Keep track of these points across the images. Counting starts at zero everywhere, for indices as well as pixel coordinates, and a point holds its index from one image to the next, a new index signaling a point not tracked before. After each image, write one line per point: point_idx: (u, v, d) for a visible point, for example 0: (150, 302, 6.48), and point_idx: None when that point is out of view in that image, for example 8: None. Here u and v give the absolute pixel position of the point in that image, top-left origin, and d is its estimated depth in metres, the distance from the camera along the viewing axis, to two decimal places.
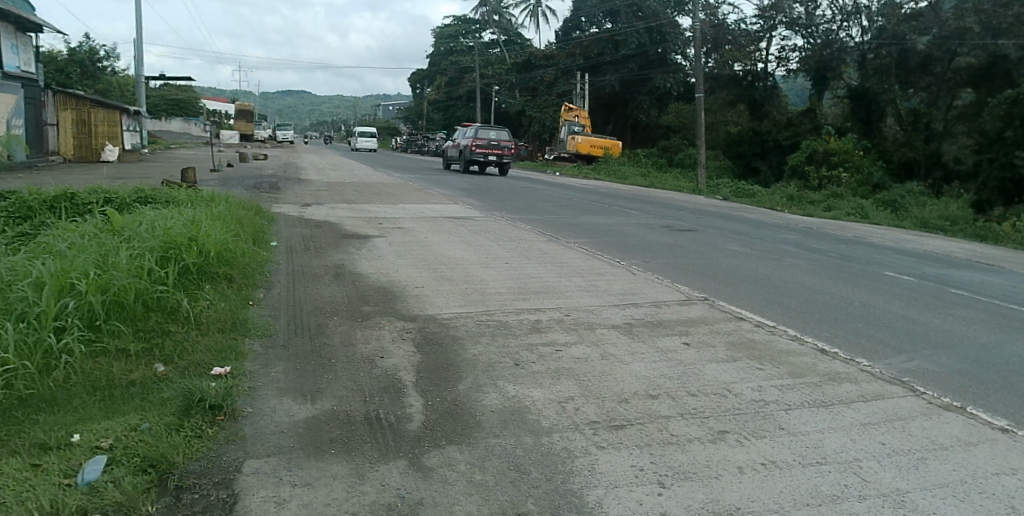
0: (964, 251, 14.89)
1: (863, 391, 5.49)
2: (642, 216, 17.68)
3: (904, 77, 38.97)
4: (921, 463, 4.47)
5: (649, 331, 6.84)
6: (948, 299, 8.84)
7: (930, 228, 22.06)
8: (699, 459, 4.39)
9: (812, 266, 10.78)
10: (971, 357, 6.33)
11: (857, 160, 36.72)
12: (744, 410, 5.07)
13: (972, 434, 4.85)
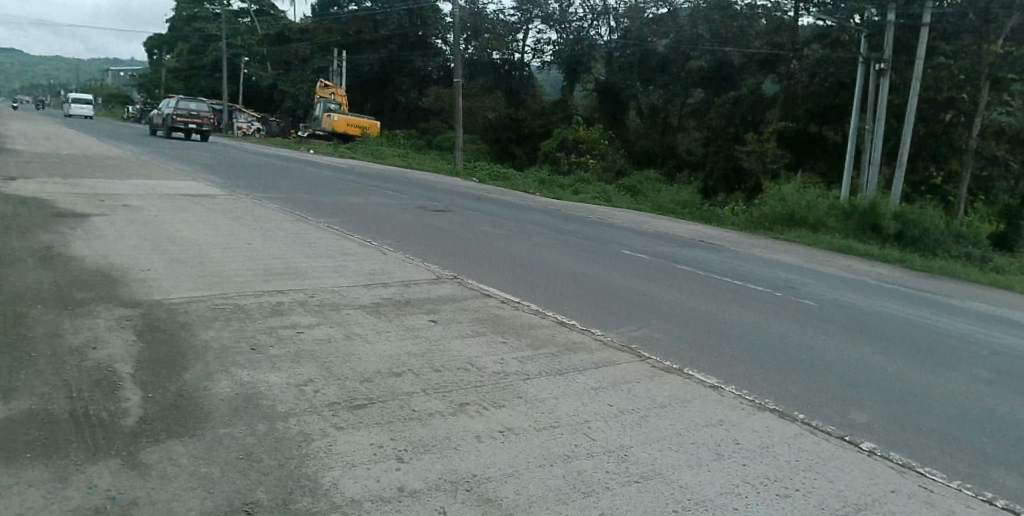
0: (690, 231, 17.08)
1: (596, 358, 6.02)
2: (398, 196, 18.01)
3: (644, 74, 43.48)
4: (643, 420, 5.00)
5: (396, 310, 6.93)
6: (675, 273, 10.04)
7: (665, 211, 25.15)
8: (439, 432, 4.53)
9: (567, 247, 11.61)
10: (691, 325, 7.24)
11: (603, 148, 40.81)
12: (486, 382, 5.31)
13: (687, 391, 5.51)
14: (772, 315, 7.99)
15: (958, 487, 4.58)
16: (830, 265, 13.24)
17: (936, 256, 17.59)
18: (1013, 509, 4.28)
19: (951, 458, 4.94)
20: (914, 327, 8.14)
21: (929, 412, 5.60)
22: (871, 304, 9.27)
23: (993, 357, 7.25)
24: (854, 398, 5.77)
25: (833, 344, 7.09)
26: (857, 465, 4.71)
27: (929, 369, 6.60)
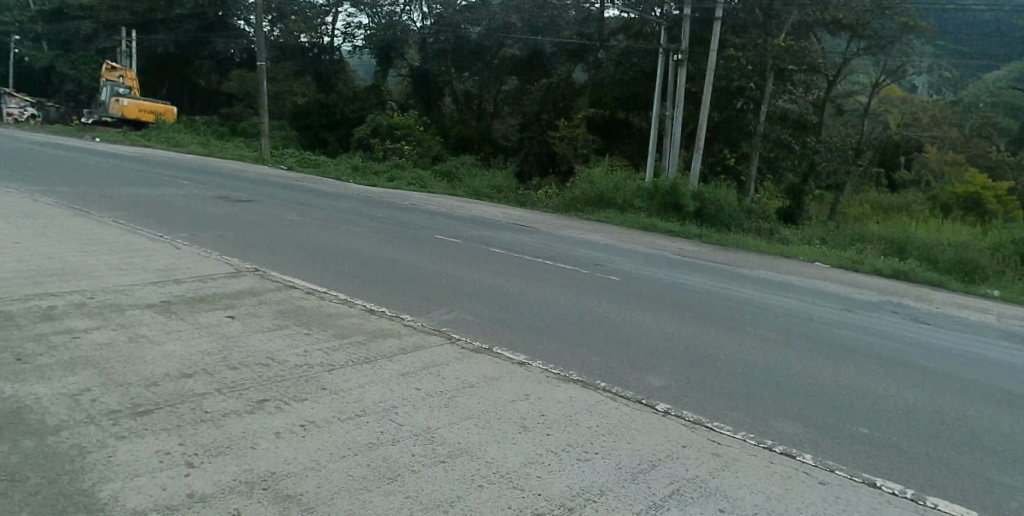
0: (504, 215, 17.78)
1: (404, 344, 6.09)
2: (196, 187, 16.99)
3: (460, 61, 42.39)
4: (450, 401, 5.14)
5: (190, 307, 6.55)
6: (489, 256, 10.37)
7: (479, 195, 25.99)
8: (235, 432, 4.35)
9: (383, 236, 11.57)
10: (502, 305, 7.52)
11: (419, 134, 40.15)
12: (287, 376, 5.19)
13: (494, 369, 5.72)
14: (582, 292, 8.44)
15: (743, 437, 5.15)
16: (634, 242, 14.26)
17: (732, 229, 19.79)
18: (791, 453, 5.00)
19: (736, 410, 5.51)
20: (709, 295, 8.96)
21: (718, 371, 6.19)
22: (671, 276, 10.10)
23: (773, 317, 8.15)
24: (653, 363, 6.24)
25: (637, 315, 7.61)
26: (658, 426, 5.16)
27: (720, 332, 7.28)
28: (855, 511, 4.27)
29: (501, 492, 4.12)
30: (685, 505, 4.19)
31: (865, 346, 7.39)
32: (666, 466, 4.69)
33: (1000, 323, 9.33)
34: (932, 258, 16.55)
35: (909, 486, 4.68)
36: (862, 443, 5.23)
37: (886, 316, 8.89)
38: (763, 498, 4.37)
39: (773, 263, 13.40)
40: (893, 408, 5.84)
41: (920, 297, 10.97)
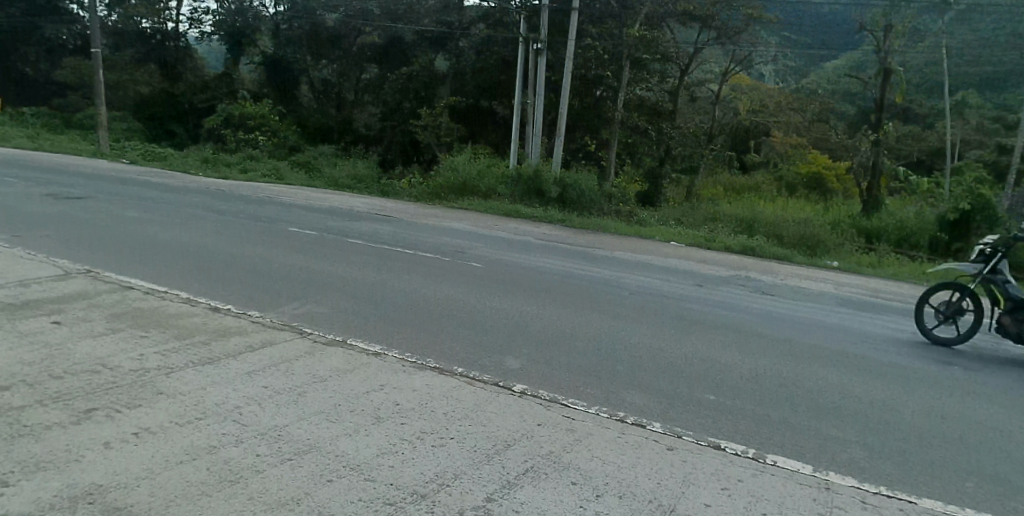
0: (366, 205, 17.65)
1: (252, 341, 5.99)
2: (19, 186, 15.59)
3: (315, 49, 40.06)
4: (299, 397, 5.14)
5: (8, 315, 6.11)
6: (345, 247, 10.30)
7: (340, 186, 25.53)
8: (58, 445, 4.11)
9: (234, 230, 11.17)
10: (359, 297, 7.52)
11: (273, 124, 37.21)
12: (121, 383, 5.00)
13: (346, 361, 5.77)
14: (443, 280, 8.51)
15: (597, 411, 5.36)
16: (499, 229, 14.61)
17: (594, 214, 20.83)
18: (642, 423, 5.27)
19: (589, 386, 5.73)
20: (570, 277, 9.28)
21: (573, 349, 6.41)
22: (534, 261, 10.37)
23: (629, 295, 8.54)
24: (511, 346, 6.38)
25: (499, 300, 7.76)
26: (515, 408, 5.30)
27: (578, 312, 7.55)
28: (695, 478, 4.64)
29: (354, 484, 4.10)
30: (539, 481, 4.42)
31: (710, 316, 7.92)
32: (520, 444, 4.85)
33: (839, 292, 10.31)
34: (778, 235, 18.10)
35: (751, 446, 5.14)
36: (708, 409, 5.59)
37: (731, 288, 9.56)
38: (616, 468, 4.68)
39: (632, 242, 14.29)
40: (734, 372, 6.29)
41: (766, 270, 11.96)
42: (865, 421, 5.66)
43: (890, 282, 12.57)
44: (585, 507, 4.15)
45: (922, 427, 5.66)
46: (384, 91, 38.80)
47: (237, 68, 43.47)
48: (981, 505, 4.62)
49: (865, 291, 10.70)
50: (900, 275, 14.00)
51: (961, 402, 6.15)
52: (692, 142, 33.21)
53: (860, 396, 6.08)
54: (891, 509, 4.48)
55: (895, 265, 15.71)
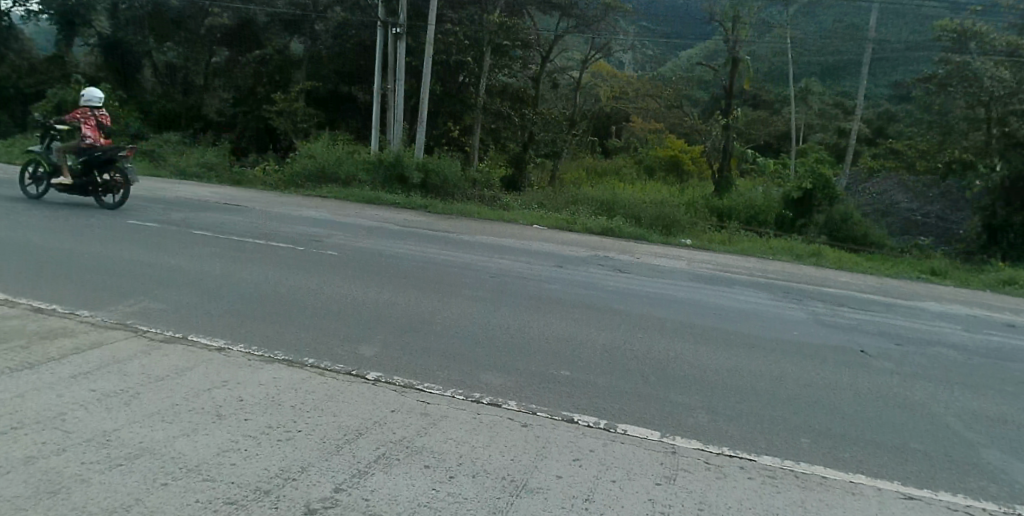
0: (215, 195, 16.86)
1: (81, 342, 5.57)
2: None
3: (158, 28, 35.92)
4: (133, 397, 4.82)
5: None
6: (190, 239, 9.78)
7: (187, 175, 24.17)
8: None
9: (65, 226, 10.31)
10: (204, 290, 7.16)
11: (111, 108, 32.53)
12: None
13: (187, 358, 5.48)
14: (300, 271, 8.27)
15: (452, 394, 5.34)
16: (360, 216, 14.60)
17: (457, 199, 21.51)
18: (497, 403, 5.29)
19: (445, 369, 5.71)
20: (432, 263, 9.27)
21: (430, 334, 6.38)
22: (395, 249, 10.35)
23: (487, 276, 8.77)
24: (366, 334, 6.27)
25: (357, 289, 7.59)
26: (367, 396, 5.19)
27: (437, 297, 7.51)
28: (550, 451, 4.73)
29: (192, 486, 3.88)
30: (391, 467, 4.35)
31: (570, 296, 8.13)
32: (373, 432, 4.75)
33: (689, 267, 11.53)
34: (637, 216, 19.58)
35: (603, 418, 5.29)
36: (563, 384, 5.69)
37: (591, 269, 10.10)
38: (470, 449, 4.67)
39: (496, 227, 14.95)
40: (589, 347, 6.48)
41: (624, 250, 13.13)
42: (709, 386, 5.99)
43: (745, 260, 14.31)
44: (437, 489, 4.14)
45: (763, 389, 6.08)
46: (237, 74, 36.74)
47: (68, 49, 37.88)
48: (813, 459, 5.04)
49: (711, 266, 12.07)
50: (746, 250, 16.25)
51: (797, 365, 6.68)
52: (555, 127, 32.63)
53: (707, 363, 6.43)
54: (732, 467, 4.79)
55: (741, 242, 18.22)
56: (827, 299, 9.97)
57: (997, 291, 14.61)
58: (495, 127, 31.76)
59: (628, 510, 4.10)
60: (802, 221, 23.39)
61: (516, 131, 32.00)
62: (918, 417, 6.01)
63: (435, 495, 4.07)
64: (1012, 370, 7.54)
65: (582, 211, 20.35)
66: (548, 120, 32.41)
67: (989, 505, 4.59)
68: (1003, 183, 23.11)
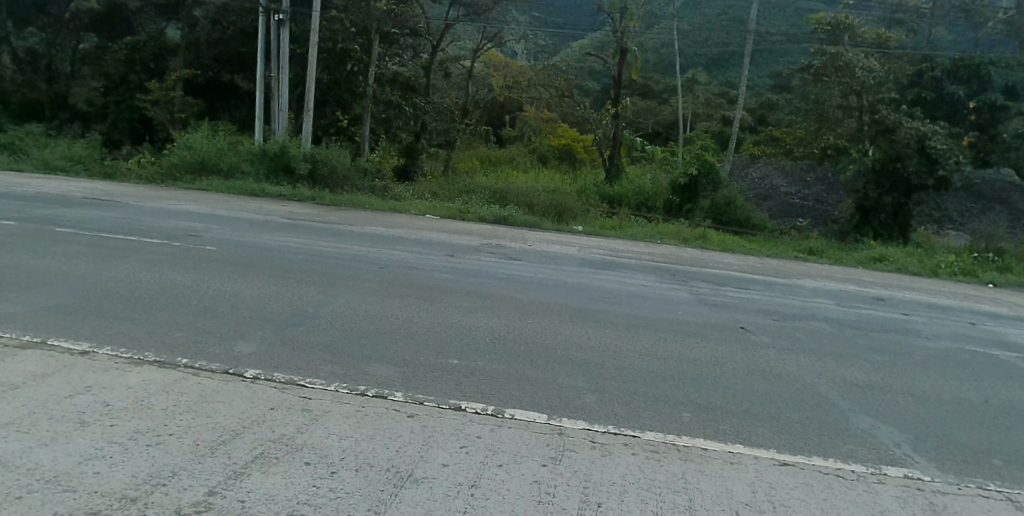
0: (83, 189, 15.93)
1: None
2: None
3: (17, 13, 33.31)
4: None
5: None
6: (57, 237, 9.20)
7: (57, 169, 22.85)
8: None
9: None
10: (72, 292, 6.77)
11: None
12: None
13: (46, 365, 5.12)
14: (178, 269, 8.01)
15: (336, 388, 5.24)
16: (242, 210, 14.38)
17: (344, 190, 21.20)
18: (383, 394, 5.22)
19: (329, 363, 5.63)
20: (320, 257, 9.54)
21: (313, 326, 6.40)
22: (283, 243, 10.46)
23: (375, 269, 9.12)
24: (246, 331, 6.13)
25: (240, 284, 7.56)
26: (245, 395, 5.02)
27: (323, 289, 7.65)
28: (436, 440, 4.70)
29: (46, 499, 3.63)
30: (270, 466, 4.19)
31: (458, 284, 8.60)
32: (251, 432, 4.57)
33: (580, 253, 12.84)
34: (529, 203, 20.24)
35: (491, 404, 5.29)
36: (451, 372, 5.69)
37: (483, 258, 10.99)
38: (355, 442, 4.56)
39: (391, 218, 15.69)
40: (478, 334, 6.61)
41: (517, 238, 14.31)
42: (596, 367, 6.16)
43: (632, 244, 15.87)
44: (318, 485, 4.03)
45: (648, 367, 6.32)
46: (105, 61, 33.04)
47: None
48: (695, 432, 5.23)
49: (601, 252, 13.43)
50: (635, 235, 17.53)
51: (679, 344, 7.02)
52: (447, 117, 31.87)
53: (592, 345, 6.71)
54: (617, 445, 4.90)
55: (632, 227, 18.93)
56: (710, 279, 11.20)
57: (863, 267, 16.43)
58: (386, 116, 30.13)
59: (514, 493, 4.13)
60: (688, 207, 24.14)
61: (408, 121, 30.51)
62: (793, 387, 6.37)
63: (316, 492, 3.96)
64: (873, 340, 8.29)
65: (476, 200, 20.75)
66: (440, 109, 31.55)
67: (856, 466, 4.90)
68: (875, 166, 23.26)
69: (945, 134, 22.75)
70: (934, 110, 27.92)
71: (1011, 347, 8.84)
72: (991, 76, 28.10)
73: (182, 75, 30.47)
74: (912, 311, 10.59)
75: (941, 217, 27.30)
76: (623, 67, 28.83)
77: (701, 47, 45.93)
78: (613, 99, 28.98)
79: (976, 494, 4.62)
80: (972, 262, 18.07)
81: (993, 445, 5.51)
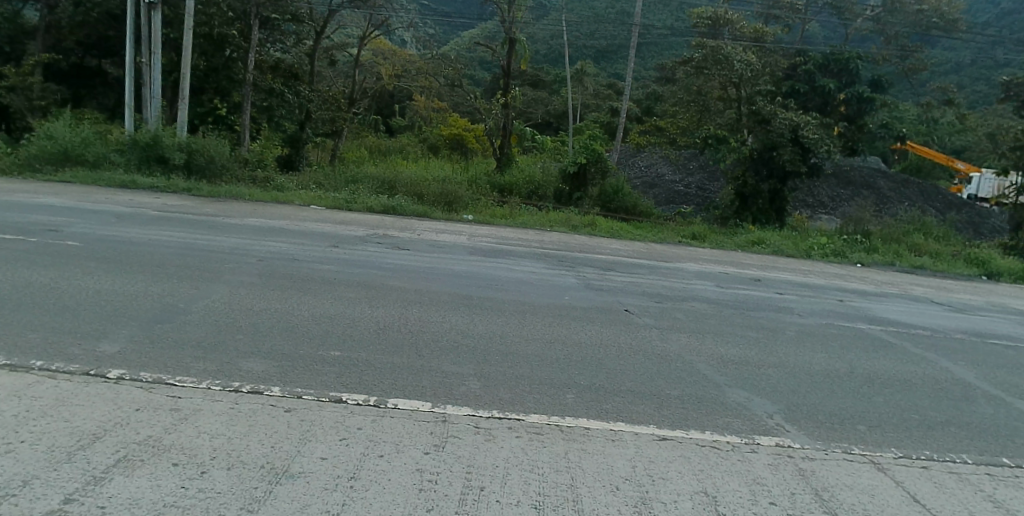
0: None
1: None
2: None
3: None
4: None
5: None
6: None
7: None
8: None
9: None
10: None
11: None
12: None
13: None
14: (35, 267, 7.52)
15: (207, 386, 5.02)
16: (110, 202, 13.65)
17: (222, 180, 20.70)
18: (259, 390, 5.01)
19: (201, 360, 5.43)
20: (194, 249, 9.39)
21: (183, 323, 6.25)
22: (154, 237, 10.06)
23: (254, 261, 9.04)
24: (109, 331, 5.85)
25: (107, 281, 7.30)
26: (108, 397, 4.72)
27: (196, 284, 7.55)
28: (311, 432, 4.44)
29: None
30: (132, 469, 3.88)
31: (341, 275, 8.74)
32: (113, 435, 4.25)
33: (468, 242, 13.11)
34: (419, 193, 20.26)
35: (373, 394, 5.12)
36: (333, 366, 5.61)
37: (369, 247, 11.11)
38: (226, 440, 4.26)
39: (272, 209, 15.37)
40: (362, 327, 6.65)
41: (404, 228, 14.31)
42: (480, 354, 6.25)
43: (521, 231, 16.24)
44: (186, 486, 3.73)
45: (533, 353, 6.46)
46: None
47: None
48: (579, 412, 5.21)
49: (489, 240, 13.73)
50: (524, 223, 17.94)
51: (564, 329, 7.29)
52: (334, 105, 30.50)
53: (477, 332, 6.90)
54: (501, 428, 4.77)
55: (522, 215, 19.28)
56: (596, 264, 11.71)
57: (743, 251, 17.45)
58: (267, 105, 29.05)
59: (393, 482, 3.89)
60: (578, 195, 24.75)
61: (291, 110, 29.55)
62: (675, 366, 6.58)
63: (180, 494, 3.66)
64: (748, 318, 8.82)
65: (363, 190, 20.51)
66: (326, 97, 30.46)
67: (733, 438, 4.99)
68: (751, 153, 24.45)
69: (816, 124, 24.25)
70: (807, 101, 30.87)
71: (873, 321, 9.60)
72: (857, 70, 30.95)
73: (40, 59, 28.26)
74: (785, 289, 11.32)
75: (813, 201, 30.37)
76: (512, 57, 28.98)
77: (591, 39, 47.03)
78: (502, 88, 29.01)
79: (841, 458, 4.80)
80: (841, 243, 19.46)
81: (857, 412, 5.84)
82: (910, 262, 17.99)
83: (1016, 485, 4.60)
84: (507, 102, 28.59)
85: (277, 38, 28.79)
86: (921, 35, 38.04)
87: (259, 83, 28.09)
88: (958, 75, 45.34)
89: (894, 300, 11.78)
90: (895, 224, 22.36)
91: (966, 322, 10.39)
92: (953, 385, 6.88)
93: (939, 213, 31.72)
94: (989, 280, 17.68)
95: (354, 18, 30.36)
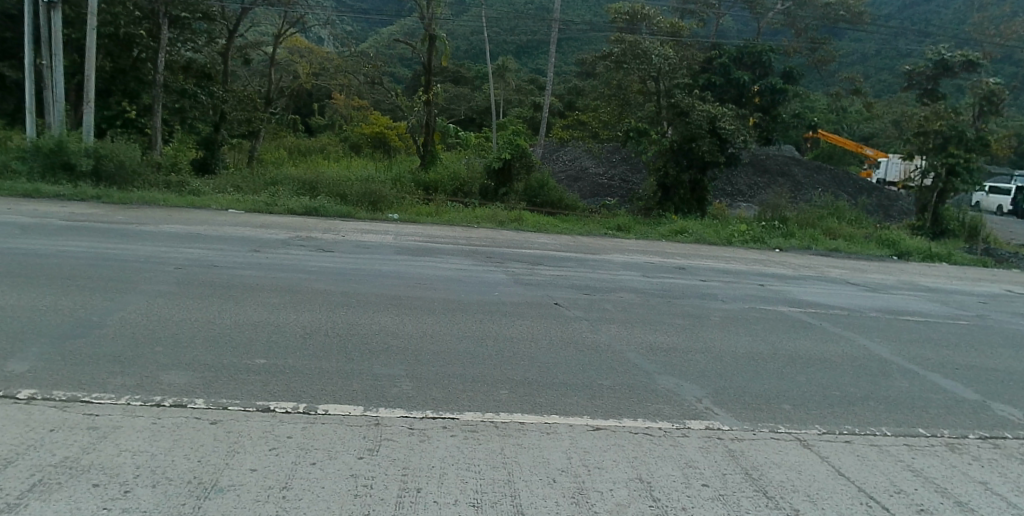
0: None
1: None
2: None
3: None
4: None
5: None
6: None
7: None
8: None
9: None
10: None
11: None
12: None
13: None
14: None
15: (127, 401, 4.78)
16: (12, 213, 12.85)
17: (135, 187, 19.68)
18: (182, 403, 4.82)
19: (118, 375, 5.21)
20: (104, 260, 8.94)
21: (96, 337, 5.98)
22: (61, 248, 9.53)
23: (172, 270, 8.71)
24: (17, 350, 5.52)
25: (11, 297, 6.87)
26: (18, 419, 4.38)
27: (109, 296, 7.23)
28: (242, 445, 4.26)
29: None
30: (48, 494, 3.55)
31: (261, 280, 8.50)
32: (24, 459, 3.90)
33: (395, 241, 13.07)
34: (342, 193, 19.95)
35: (302, 401, 5.02)
36: (259, 374, 5.48)
37: (292, 251, 10.84)
38: (149, 457, 4.01)
39: (189, 215, 14.84)
40: (287, 332, 6.54)
41: (328, 230, 14.05)
42: (412, 354, 6.23)
43: (448, 229, 16.23)
44: (107, 508, 3.45)
45: (464, 350, 6.51)
46: None
47: None
48: (512, 408, 5.26)
49: (415, 238, 13.66)
50: (450, 221, 17.91)
51: (493, 326, 7.33)
52: (249, 105, 29.45)
53: (406, 332, 6.90)
54: (436, 429, 4.75)
55: (447, 212, 19.29)
56: (524, 259, 11.81)
57: (667, 241, 17.99)
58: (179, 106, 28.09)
59: (328, 490, 3.79)
60: (503, 190, 24.79)
61: (205, 111, 28.43)
62: (604, 356, 6.73)
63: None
64: (674, 305, 9.11)
65: (283, 192, 20.06)
66: (242, 97, 29.22)
67: (663, 424, 5.16)
68: (672, 146, 25.17)
69: (732, 115, 25.07)
70: (723, 93, 31.89)
71: (796, 304, 10.03)
72: (770, 62, 32.13)
73: None
74: (709, 277, 11.70)
75: (731, 190, 31.58)
76: (432, 54, 28.69)
77: (512, 35, 47.37)
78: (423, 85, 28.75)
79: (769, 437, 5.03)
80: (760, 229, 20.26)
81: (782, 392, 6.12)
82: (826, 245, 18.95)
83: (931, 454, 4.93)
84: (429, 99, 28.34)
85: (187, 37, 28.05)
86: (828, 27, 40.08)
87: (170, 84, 27.27)
88: (862, 65, 47.92)
89: (814, 282, 12.37)
90: (810, 210, 23.42)
91: (879, 301, 11.01)
92: (869, 361, 7.31)
93: (851, 197, 33.48)
94: (899, 259, 18.79)
95: (269, 15, 29.70)
